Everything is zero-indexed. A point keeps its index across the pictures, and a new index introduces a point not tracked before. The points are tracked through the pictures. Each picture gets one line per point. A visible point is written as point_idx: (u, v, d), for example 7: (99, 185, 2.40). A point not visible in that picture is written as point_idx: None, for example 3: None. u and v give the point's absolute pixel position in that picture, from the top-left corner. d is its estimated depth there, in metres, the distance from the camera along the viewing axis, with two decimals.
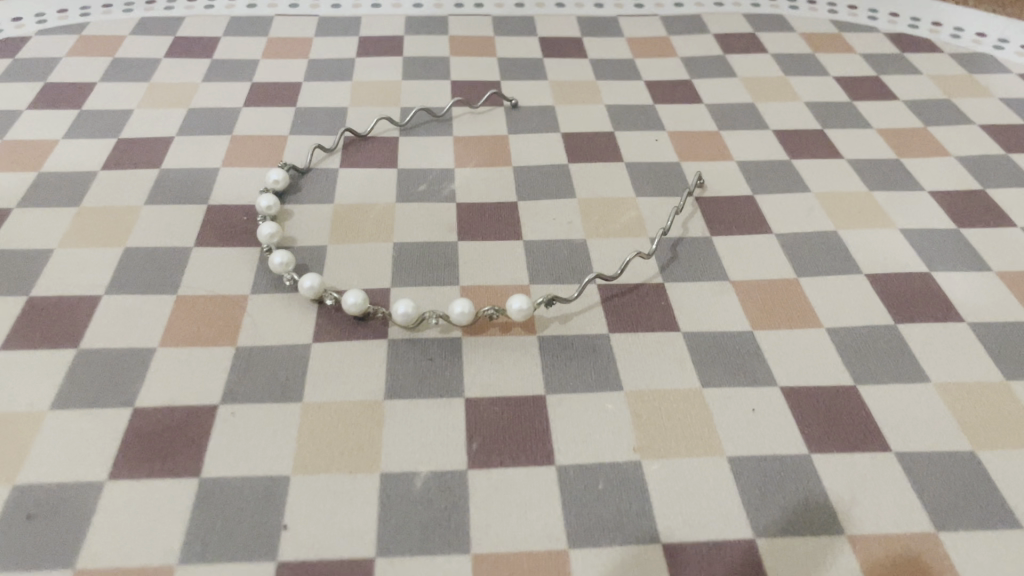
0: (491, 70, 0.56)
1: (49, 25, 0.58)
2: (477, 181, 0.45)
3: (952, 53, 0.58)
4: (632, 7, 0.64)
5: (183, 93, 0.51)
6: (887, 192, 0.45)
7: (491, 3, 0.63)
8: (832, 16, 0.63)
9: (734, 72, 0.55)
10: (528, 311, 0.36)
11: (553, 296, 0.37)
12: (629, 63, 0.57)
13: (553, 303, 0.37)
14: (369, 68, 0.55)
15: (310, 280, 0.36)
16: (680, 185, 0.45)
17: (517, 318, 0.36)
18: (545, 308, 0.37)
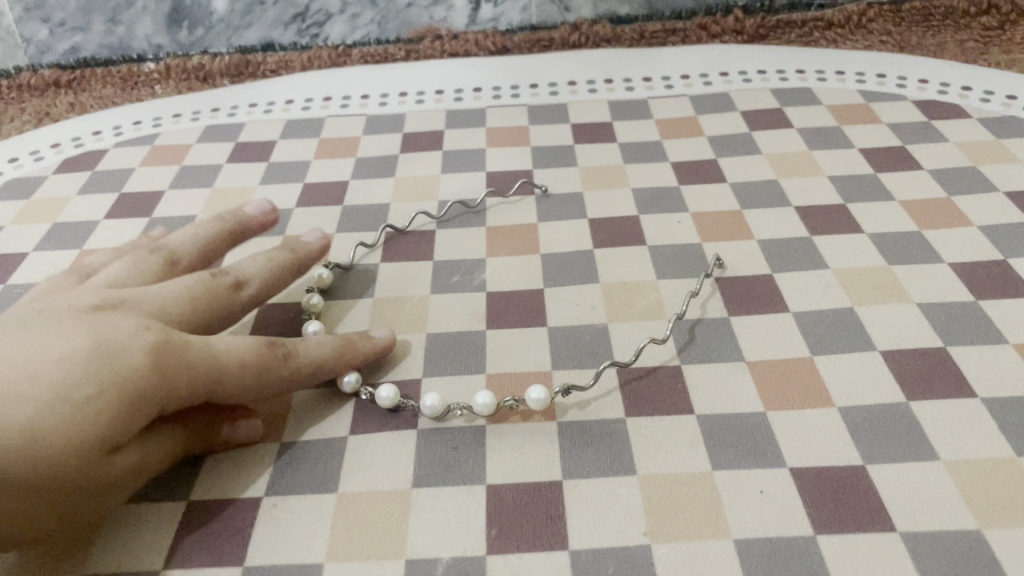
0: (525, 160, 0.59)
1: (125, 136, 0.64)
2: (507, 270, 0.48)
3: (981, 117, 0.59)
4: (662, 88, 0.66)
5: (243, 197, 0.56)
6: (905, 266, 0.46)
7: (527, 92, 0.67)
8: (860, 86, 0.64)
9: (759, 150, 0.57)
10: (547, 400, 0.38)
11: (570, 384, 0.39)
12: (658, 146, 0.59)
13: (570, 391, 0.39)
14: (412, 163, 0.59)
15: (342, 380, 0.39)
16: (701, 266, 0.47)
17: (536, 407, 0.38)
18: (564, 396, 0.39)
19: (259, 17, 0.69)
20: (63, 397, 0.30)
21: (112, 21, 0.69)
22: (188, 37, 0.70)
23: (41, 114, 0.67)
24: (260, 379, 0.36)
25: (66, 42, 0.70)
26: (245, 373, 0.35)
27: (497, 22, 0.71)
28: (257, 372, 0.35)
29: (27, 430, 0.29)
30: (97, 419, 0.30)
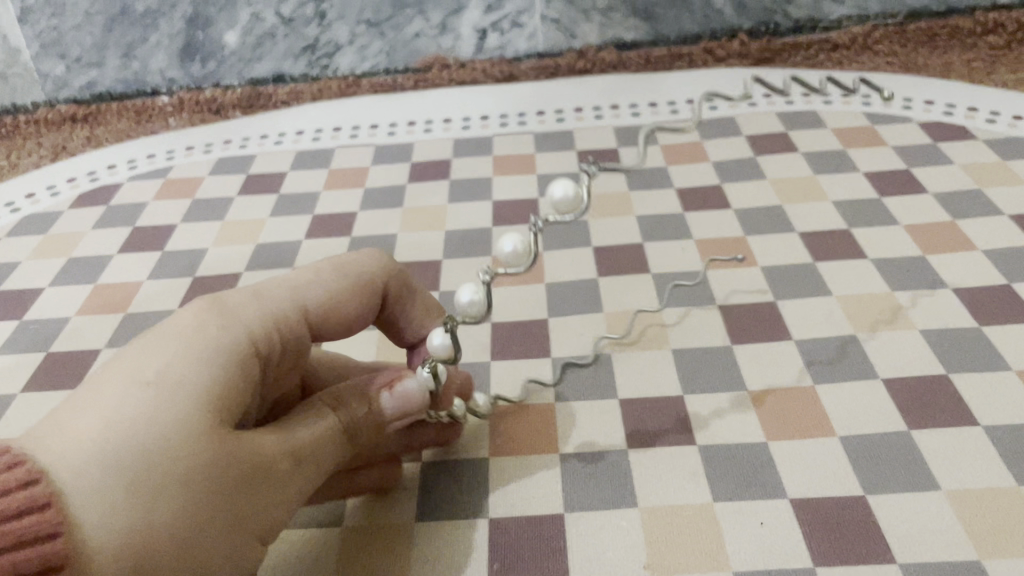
0: (531, 188, 0.59)
1: (140, 170, 0.65)
2: (511, 300, 0.49)
3: (986, 138, 0.59)
4: (667, 113, 0.67)
5: (253, 229, 0.57)
6: (908, 291, 0.46)
7: (534, 119, 0.68)
8: (865, 108, 0.64)
9: (763, 175, 0.58)
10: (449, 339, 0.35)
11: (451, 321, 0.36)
12: (662, 172, 0.59)
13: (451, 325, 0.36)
14: (419, 193, 0.60)
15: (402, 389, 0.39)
16: (704, 293, 0.48)
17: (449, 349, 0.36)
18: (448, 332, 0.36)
19: (270, 50, 0.71)
20: (176, 384, 0.28)
21: (127, 56, 0.70)
22: (200, 70, 0.71)
23: (56, 151, 0.70)
24: (363, 293, 0.37)
25: (82, 78, 0.71)
26: (330, 291, 0.36)
27: (503, 49, 0.71)
28: (361, 295, 0.37)
29: (178, 419, 0.27)
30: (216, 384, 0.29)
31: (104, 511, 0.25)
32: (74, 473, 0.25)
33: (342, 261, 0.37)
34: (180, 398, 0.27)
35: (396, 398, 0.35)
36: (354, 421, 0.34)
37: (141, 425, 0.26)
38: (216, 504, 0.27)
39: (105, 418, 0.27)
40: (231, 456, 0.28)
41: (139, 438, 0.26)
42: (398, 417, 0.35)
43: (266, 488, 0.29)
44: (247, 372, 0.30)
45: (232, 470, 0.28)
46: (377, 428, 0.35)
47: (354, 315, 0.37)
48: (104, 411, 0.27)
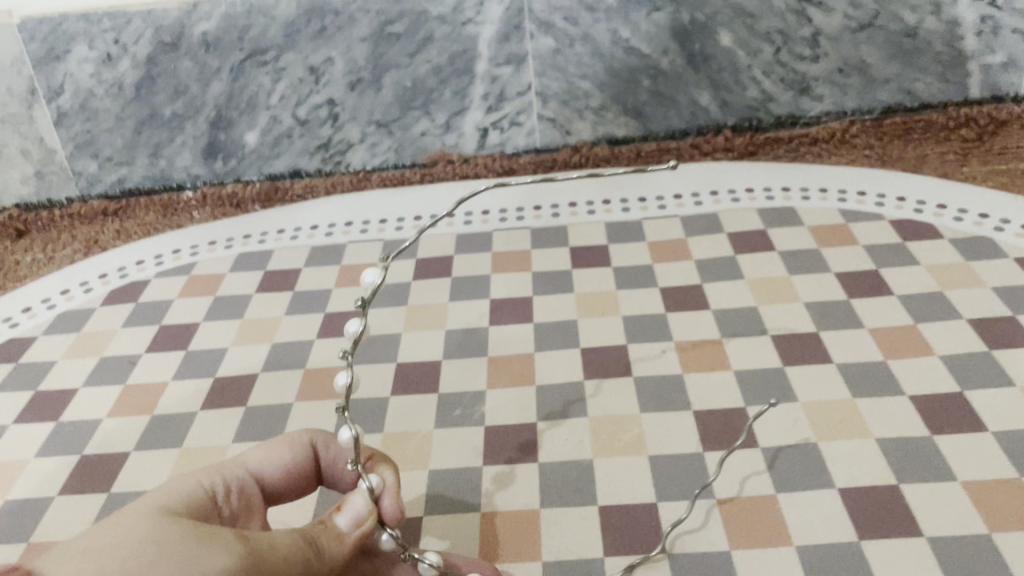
0: (526, 286, 0.64)
1: (166, 265, 0.70)
2: (504, 402, 0.53)
3: (952, 237, 0.63)
4: (656, 208, 0.71)
5: (269, 328, 0.62)
6: (869, 398, 0.50)
7: (531, 214, 0.73)
8: (841, 205, 0.69)
9: (742, 274, 0.62)
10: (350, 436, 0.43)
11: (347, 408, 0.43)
12: (649, 270, 0.64)
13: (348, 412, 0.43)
14: (423, 290, 0.65)
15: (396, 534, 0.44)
16: (680, 397, 0.52)
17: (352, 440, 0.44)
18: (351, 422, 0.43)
19: (287, 149, 0.76)
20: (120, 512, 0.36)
21: (154, 155, 0.76)
22: (222, 167, 0.77)
23: (90, 243, 0.74)
24: (290, 447, 0.45)
25: (113, 175, 0.77)
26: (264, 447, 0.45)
27: (504, 145, 0.77)
28: (290, 450, 0.45)
29: (118, 522, 0.35)
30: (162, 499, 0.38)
31: (59, 572, 0.32)
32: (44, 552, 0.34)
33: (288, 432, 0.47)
34: (122, 515, 0.36)
35: (347, 513, 0.41)
36: (317, 533, 0.39)
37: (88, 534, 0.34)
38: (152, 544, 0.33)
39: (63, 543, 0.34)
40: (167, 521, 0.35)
41: (84, 539, 0.34)
42: (352, 529, 0.41)
43: (208, 542, 0.34)
44: (189, 493, 0.40)
45: (170, 534, 0.34)
46: (338, 541, 0.40)
47: (283, 466, 0.45)
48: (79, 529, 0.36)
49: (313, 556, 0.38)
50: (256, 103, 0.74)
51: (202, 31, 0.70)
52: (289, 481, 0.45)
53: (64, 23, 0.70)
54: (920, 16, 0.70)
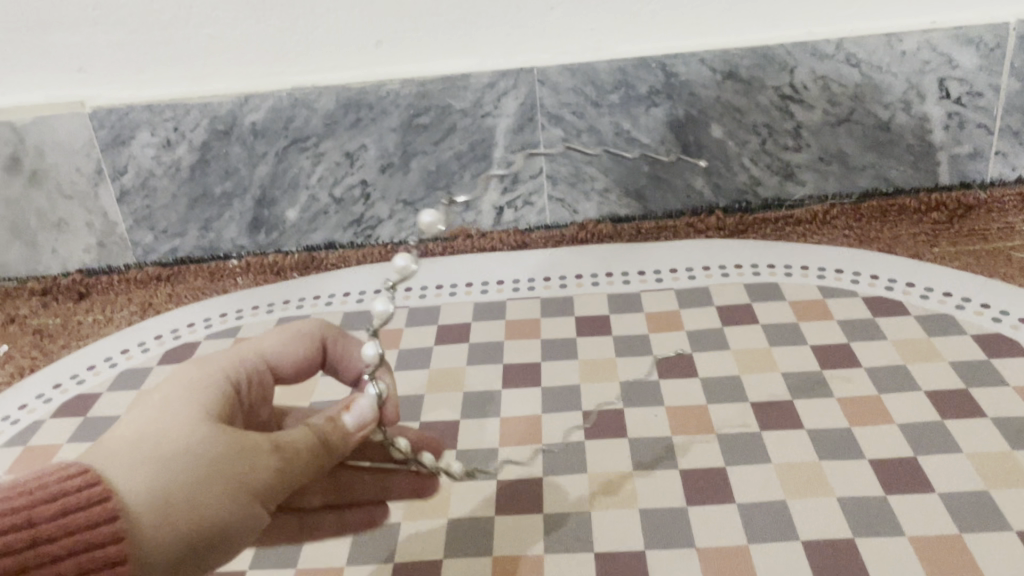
0: (536, 352, 0.72)
1: (214, 327, 0.79)
2: (514, 458, 0.61)
3: (917, 313, 0.70)
4: (654, 281, 0.79)
5: (307, 387, 0.70)
6: (833, 460, 0.57)
7: (541, 284, 0.81)
8: (820, 281, 0.76)
9: (728, 345, 0.70)
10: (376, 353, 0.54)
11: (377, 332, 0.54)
12: (645, 339, 0.72)
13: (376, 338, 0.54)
14: (443, 355, 0.72)
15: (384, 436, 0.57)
16: (669, 457, 0.59)
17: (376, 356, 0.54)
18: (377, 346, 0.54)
19: (324, 223, 0.85)
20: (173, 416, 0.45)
21: (204, 228, 0.85)
22: (266, 239, 0.86)
23: (145, 306, 0.83)
24: (302, 339, 0.58)
25: (167, 244, 0.86)
26: (279, 342, 0.57)
27: (517, 222, 0.86)
28: (304, 344, 0.58)
29: (174, 431, 0.44)
30: (198, 400, 0.48)
31: (133, 480, 0.42)
32: (105, 453, 0.43)
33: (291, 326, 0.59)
34: (176, 420, 0.45)
35: (354, 416, 0.50)
36: (329, 430, 0.49)
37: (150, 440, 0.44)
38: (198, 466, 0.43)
39: (128, 441, 0.44)
40: (205, 435, 0.45)
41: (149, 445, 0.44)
42: (358, 430, 0.50)
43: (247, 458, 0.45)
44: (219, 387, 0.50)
45: (217, 449, 0.44)
46: (346, 439, 0.50)
47: (295, 358, 0.57)
48: (131, 423, 0.45)
49: (326, 452, 0.48)
50: (298, 183, 0.83)
51: (252, 120, 0.80)
52: (302, 368, 0.58)
53: (130, 113, 0.79)
54: (892, 112, 0.79)
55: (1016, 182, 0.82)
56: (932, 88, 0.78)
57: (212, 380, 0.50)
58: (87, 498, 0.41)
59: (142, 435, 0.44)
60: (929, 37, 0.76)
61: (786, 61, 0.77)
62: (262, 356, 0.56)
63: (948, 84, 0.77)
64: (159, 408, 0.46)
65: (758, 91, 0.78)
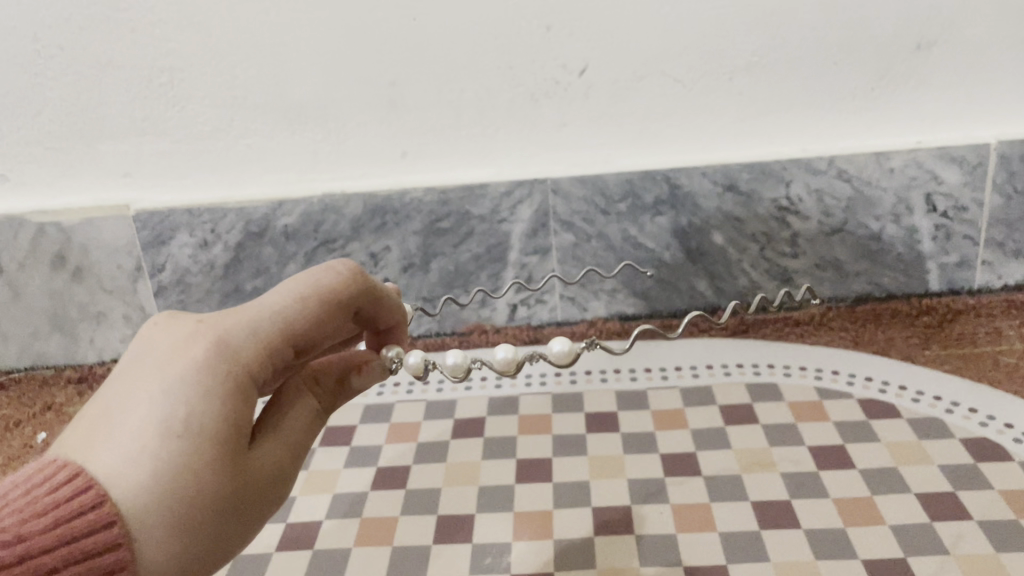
0: (547, 448, 0.76)
1: None
2: (527, 553, 0.64)
3: (910, 417, 0.74)
4: (659, 380, 0.83)
5: (330, 479, 0.74)
6: (828, 561, 0.60)
7: (553, 380, 0.85)
8: (817, 382, 0.80)
9: (729, 444, 0.73)
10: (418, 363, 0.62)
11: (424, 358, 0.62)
12: (651, 437, 0.75)
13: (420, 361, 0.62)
14: (459, 448, 0.76)
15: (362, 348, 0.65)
16: (673, 554, 0.62)
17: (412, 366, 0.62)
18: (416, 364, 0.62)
19: None
20: (194, 435, 0.45)
21: None
22: None
23: None
24: (335, 311, 0.55)
25: None
26: (304, 318, 0.53)
27: (530, 318, 0.91)
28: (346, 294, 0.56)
29: (194, 463, 0.45)
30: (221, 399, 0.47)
31: (148, 521, 0.43)
32: (126, 494, 0.43)
33: (301, 293, 0.54)
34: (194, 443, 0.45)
35: (363, 377, 0.58)
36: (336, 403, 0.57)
37: (168, 471, 0.44)
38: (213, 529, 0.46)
39: (143, 461, 0.44)
40: (229, 492, 0.46)
41: (167, 480, 0.44)
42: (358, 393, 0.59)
43: (263, 494, 0.49)
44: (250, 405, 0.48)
45: (236, 488, 0.46)
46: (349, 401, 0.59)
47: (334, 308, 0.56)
48: (156, 460, 0.44)
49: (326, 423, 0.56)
50: None
51: (284, 224, 0.87)
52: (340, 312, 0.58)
53: (171, 216, 0.86)
54: (882, 224, 0.84)
55: (1002, 289, 0.87)
56: (919, 203, 0.83)
57: (200, 399, 0.46)
58: (87, 524, 0.42)
59: (167, 480, 0.44)
60: (915, 156, 0.82)
61: (782, 175, 0.83)
62: (291, 339, 0.52)
63: (934, 199, 0.83)
64: (188, 444, 0.45)
65: (756, 202, 0.84)
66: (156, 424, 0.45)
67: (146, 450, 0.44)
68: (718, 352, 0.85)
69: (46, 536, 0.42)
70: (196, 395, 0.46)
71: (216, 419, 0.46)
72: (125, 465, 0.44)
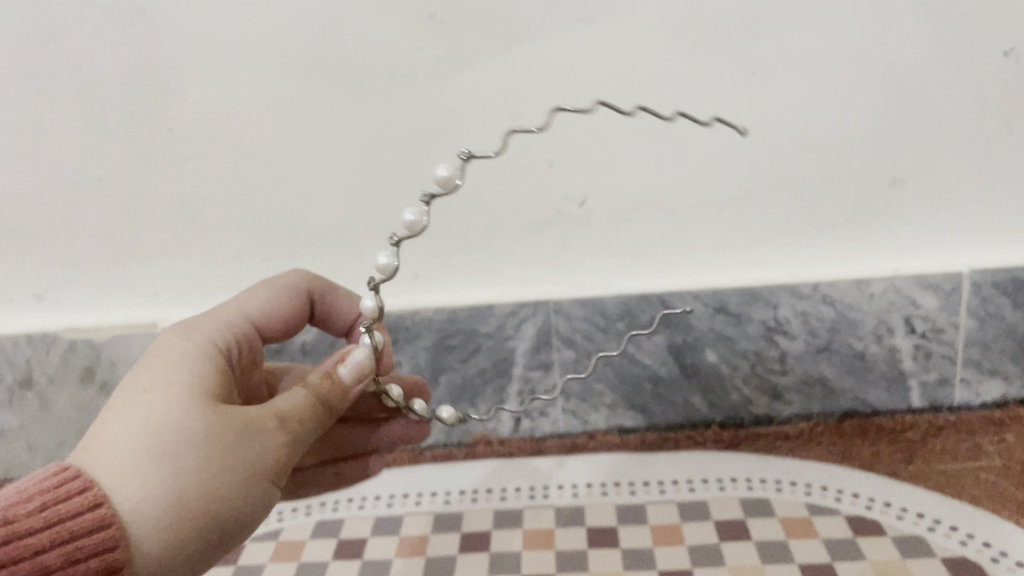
0: (551, 563, 0.79)
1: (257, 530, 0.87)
2: None
3: (896, 535, 0.78)
4: (657, 493, 0.87)
5: None
6: None
7: (555, 492, 0.89)
8: (807, 498, 0.84)
9: (723, 561, 0.77)
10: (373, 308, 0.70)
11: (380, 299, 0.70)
12: (649, 553, 0.79)
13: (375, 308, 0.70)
14: (467, 563, 0.80)
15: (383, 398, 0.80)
16: None
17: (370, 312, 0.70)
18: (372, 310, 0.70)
19: None
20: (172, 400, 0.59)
21: None
22: None
23: None
24: (291, 298, 0.79)
25: None
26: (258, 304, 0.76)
27: (534, 430, 0.96)
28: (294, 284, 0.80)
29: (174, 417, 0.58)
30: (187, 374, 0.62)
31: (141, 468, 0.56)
32: (122, 449, 0.56)
33: (263, 285, 0.78)
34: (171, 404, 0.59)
35: (348, 368, 0.68)
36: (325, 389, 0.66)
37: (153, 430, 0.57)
38: (199, 461, 0.57)
39: (133, 425, 0.58)
40: (210, 428, 0.58)
41: (153, 435, 0.57)
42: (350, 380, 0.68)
43: (253, 442, 0.60)
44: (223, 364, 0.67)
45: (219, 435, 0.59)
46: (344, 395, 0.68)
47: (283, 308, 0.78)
48: (143, 417, 0.58)
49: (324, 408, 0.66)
50: None
51: (302, 340, 0.98)
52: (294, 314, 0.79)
53: None
54: (865, 343, 0.90)
55: (981, 407, 0.92)
56: (898, 324, 0.89)
57: (175, 374, 0.62)
58: (75, 505, 0.54)
59: (145, 431, 0.57)
60: (893, 282, 0.88)
61: (769, 299, 0.89)
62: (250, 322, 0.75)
63: (913, 321, 0.89)
64: (166, 404, 0.59)
65: (746, 323, 0.90)
66: (141, 396, 0.60)
67: (135, 416, 0.58)
68: (710, 467, 0.90)
69: (33, 518, 0.53)
70: (168, 363, 0.63)
71: (184, 387, 0.60)
72: (121, 434, 0.57)
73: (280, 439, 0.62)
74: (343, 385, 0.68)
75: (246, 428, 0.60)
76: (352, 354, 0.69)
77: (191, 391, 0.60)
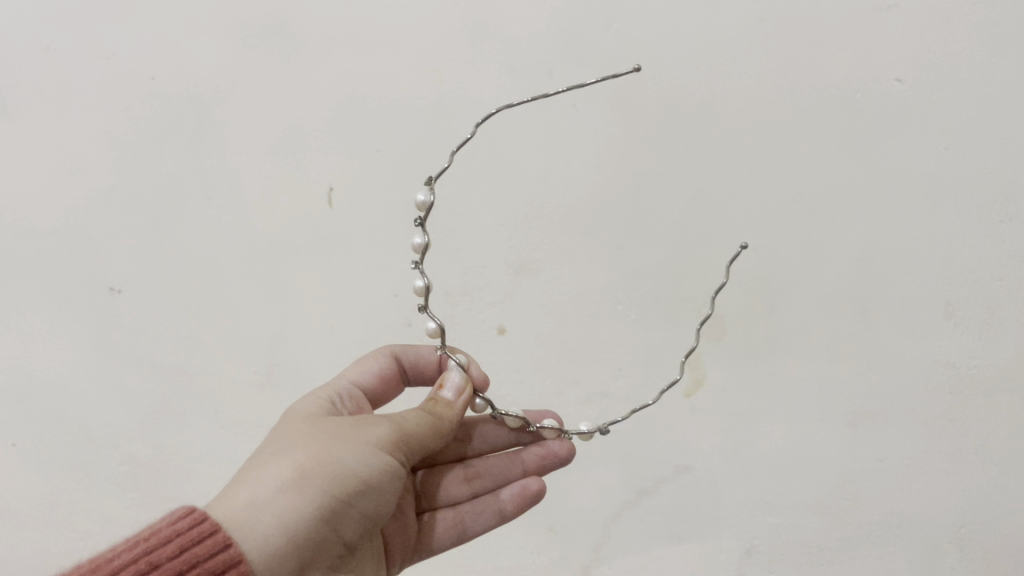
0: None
1: None
2: None
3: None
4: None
5: None
6: None
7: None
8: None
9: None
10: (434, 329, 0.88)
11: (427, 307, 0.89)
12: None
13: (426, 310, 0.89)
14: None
15: (486, 417, 0.91)
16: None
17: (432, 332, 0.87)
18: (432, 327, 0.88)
19: None
20: (298, 429, 0.73)
21: None
22: None
23: None
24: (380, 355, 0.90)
25: None
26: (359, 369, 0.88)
27: None
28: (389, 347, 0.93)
29: (296, 437, 0.72)
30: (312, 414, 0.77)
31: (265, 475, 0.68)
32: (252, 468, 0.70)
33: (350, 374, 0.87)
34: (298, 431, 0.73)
35: (448, 388, 0.82)
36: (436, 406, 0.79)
37: (280, 449, 0.71)
38: (291, 474, 0.68)
39: (264, 452, 0.72)
40: (307, 435, 0.71)
41: (282, 449, 0.71)
42: (454, 395, 0.81)
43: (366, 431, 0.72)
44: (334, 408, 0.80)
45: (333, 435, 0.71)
46: (451, 405, 0.80)
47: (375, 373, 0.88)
48: (275, 443, 0.72)
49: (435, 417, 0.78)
50: None
51: None
52: (377, 377, 0.88)
53: None
54: None
55: None
56: None
57: (298, 418, 0.76)
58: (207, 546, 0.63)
59: (257, 469, 0.69)
60: None
61: None
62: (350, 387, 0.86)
63: None
64: (287, 435, 0.73)
65: None
66: (275, 437, 0.74)
67: (271, 446, 0.72)
68: None
69: (174, 559, 0.62)
70: (289, 416, 0.77)
71: (295, 424, 0.75)
72: (259, 459, 0.71)
73: (390, 426, 0.72)
74: (448, 401, 0.80)
75: (350, 424, 0.72)
76: (450, 379, 0.83)
77: (299, 423, 0.75)
